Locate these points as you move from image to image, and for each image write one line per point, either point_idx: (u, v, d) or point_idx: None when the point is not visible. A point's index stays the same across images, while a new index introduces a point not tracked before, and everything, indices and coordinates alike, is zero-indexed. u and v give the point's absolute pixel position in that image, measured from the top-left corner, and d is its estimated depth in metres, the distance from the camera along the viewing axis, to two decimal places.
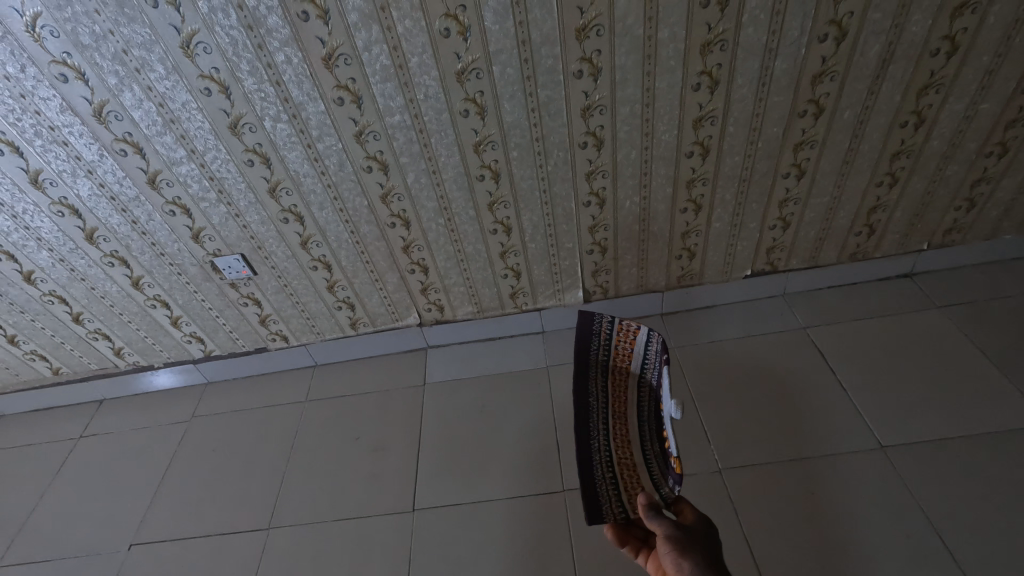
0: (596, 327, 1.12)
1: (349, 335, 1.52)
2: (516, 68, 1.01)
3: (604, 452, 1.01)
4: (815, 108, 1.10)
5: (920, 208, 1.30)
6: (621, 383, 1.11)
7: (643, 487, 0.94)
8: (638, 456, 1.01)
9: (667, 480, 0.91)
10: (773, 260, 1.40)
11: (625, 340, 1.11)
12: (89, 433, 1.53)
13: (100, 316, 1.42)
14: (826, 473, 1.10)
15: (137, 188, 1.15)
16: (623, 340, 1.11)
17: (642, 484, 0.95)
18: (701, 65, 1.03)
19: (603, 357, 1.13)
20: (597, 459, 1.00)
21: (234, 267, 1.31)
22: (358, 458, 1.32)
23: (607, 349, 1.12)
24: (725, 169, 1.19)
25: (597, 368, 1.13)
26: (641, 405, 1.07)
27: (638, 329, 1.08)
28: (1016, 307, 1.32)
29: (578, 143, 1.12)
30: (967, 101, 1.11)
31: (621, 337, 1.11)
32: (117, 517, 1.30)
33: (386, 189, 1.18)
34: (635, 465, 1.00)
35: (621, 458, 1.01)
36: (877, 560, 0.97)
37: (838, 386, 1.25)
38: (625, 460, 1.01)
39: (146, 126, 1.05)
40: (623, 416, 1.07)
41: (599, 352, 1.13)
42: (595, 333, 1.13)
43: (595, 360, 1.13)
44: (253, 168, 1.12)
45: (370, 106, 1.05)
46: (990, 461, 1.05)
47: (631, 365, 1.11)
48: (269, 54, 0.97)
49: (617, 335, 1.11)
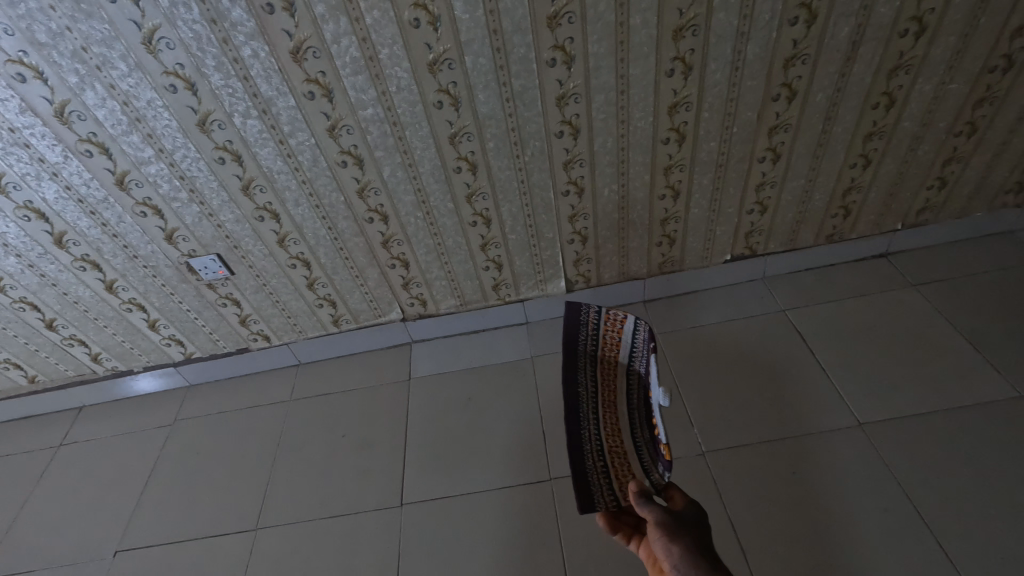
0: (583, 318, 1.10)
1: (331, 332, 1.51)
2: (488, 57, 1.00)
3: (595, 442, 0.99)
4: (788, 92, 1.10)
5: (893, 189, 1.32)
6: (610, 372, 1.10)
7: (635, 474, 0.93)
8: (629, 443, 0.99)
9: (658, 465, 0.90)
10: (752, 244, 1.41)
11: (612, 329, 1.08)
12: (69, 441, 1.50)
13: (74, 322, 1.39)
14: (809, 453, 1.12)
15: (105, 190, 1.12)
16: (611, 329, 1.08)
17: (633, 470, 0.94)
18: (674, 51, 1.02)
19: (592, 346, 1.10)
20: (588, 448, 0.98)
21: (211, 267, 1.28)
22: (345, 455, 1.32)
23: (595, 339, 1.10)
24: (701, 155, 1.19)
25: (586, 358, 1.10)
26: (631, 394, 1.05)
27: (625, 318, 1.06)
28: (987, 283, 1.35)
29: (555, 132, 1.12)
30: (936, 81, 1.12)
31: (608, 327, 1.08)
32: (102, 525, 1.28)
33: (362, 184, 1.16)
34: (626, 453, 0.98)
35: (612, 446, 0.99)
36: (857, 535, 0.99)
37: (817, 366, 1.27)
38: (616, 448, 0.99)
39: (111, 125, 1.03)
40: (613, 405, 1.05)
41: (587, 342, 1.10)
42: (583, 323, 1.10)
43: (584, 350, 1.10)
44: (224, 166, 1.10)
45: (341, 99, 1.03)
46: (964, 435, 1.08)
47: (620, 354, 1.09)
48: (234, 48, 0.95)
49: (605, 326, 1.09)
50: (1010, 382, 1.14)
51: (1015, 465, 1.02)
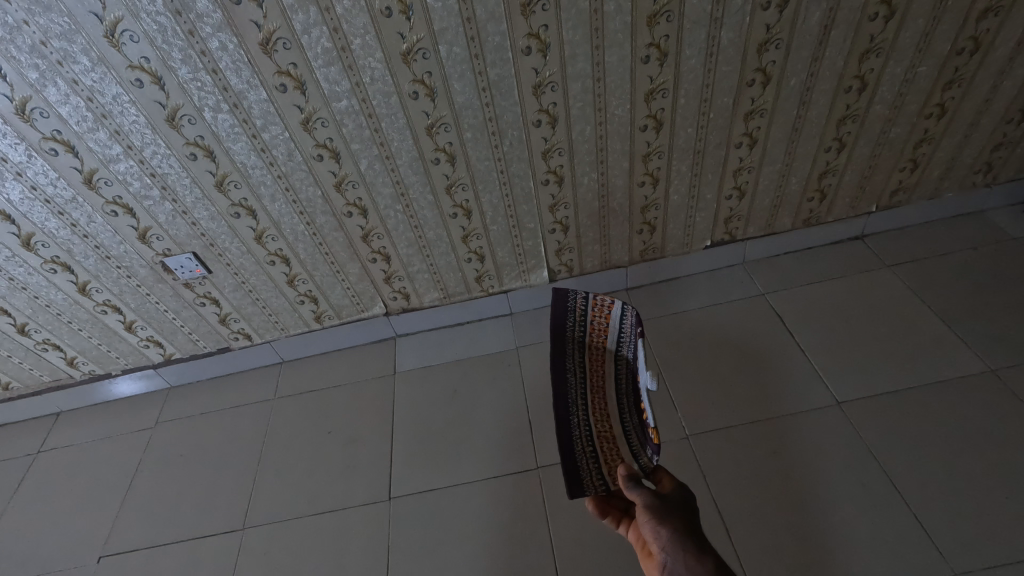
0: (571, 304, 1.10)
1: (314, 329, 1.50)
2: (463, 47, 0.99)
3: (584, 427, 0.99)
4: (762, 77, 1.11)
5: (867, 171, 1.35)
6: (599, 358, 1.10)
7: (623, 459, 0.94)
8: (618, 428, 1.00)
9: (646, 449, 0.90)
10: (731, 230, 1.43)
11: (601, 314, 1.08)
12: (48, 448, 1.47)
13: (47, 326, 1.35)
14: (788, 432, 1.14)
15: (73, 189, 1.09)
16: (599, 315, 1.08)
17: (622, 455, 0.95)
18: (649, 37, 1.02)
19: (580, 333, 1.10)
20: (577, 434, 0.98)
21: (187, 266, 1.26)
22: (331, 451, 1.31)
23: (583, 325, 1.10)
24: (679, 142, 1.20)
25: (574, 344, 1.10)
26: (619, 378, 1.05)
27: (613, 303, 1.06)
28: (958, 262, 1.38)
29: (532, 121, 1.11)
30: (906, 64, 1.14)
31: (596, 312, 1.08)
32: (85, 531, 1.27)
33: (339, 177, 1.15)
34: (615, 438, 0.98)
35: (602, 431, 0.99)
36: (837, 510, 1.02)
37: (796, 348, 1.29)
38: (605, 433, 0.99)
39: (76, 122, 1.00)
40: (601, 391, 1.05)
41: (575, 329, 1.10)
42: (571, 310, 1.10)
43: (572, 335, 1.10)
44: (196, 162, 1.08)
45: (314, 91, 1.01)
46: (937, 411, 1.11)
47: (608, 340, 1.09)
48: (201, 40, 0.93)
49: (593, 311, 1.08)
50: (981, 358, 1.17)
51: (986, 437, 1.05)
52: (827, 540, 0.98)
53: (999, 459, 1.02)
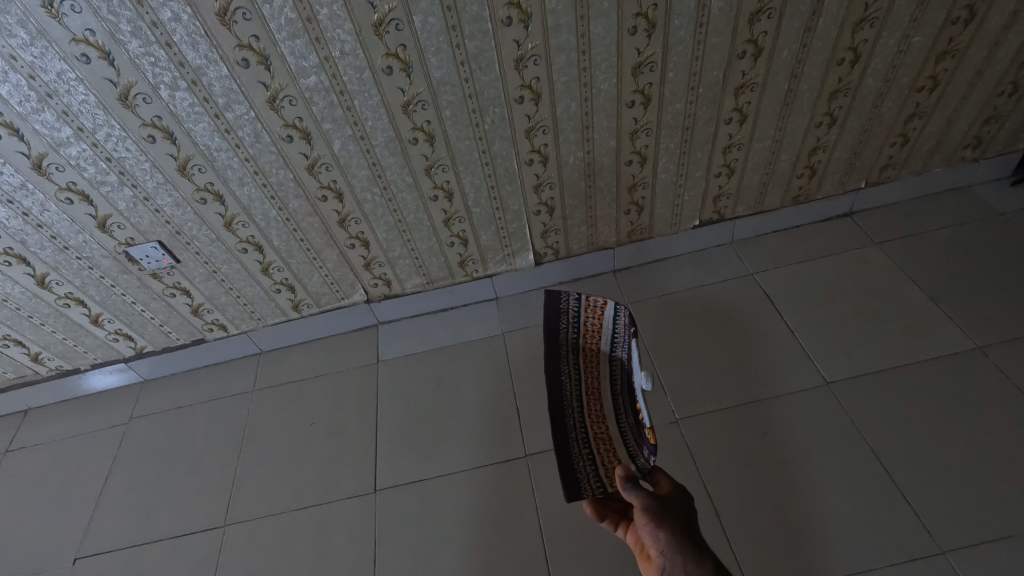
0: (564, 304, 1.06)
1: (292, 318, 1.44)
2: (439, 17, 0.92)
3: (581, 430, 0.96)
4: (754, 49, 1.07)
5: (858, 147, 1.32)
6: (593, 360, 1.06)
7: (620, 461, 0.92)
8: (614, 429, 0.98)
9: (642, 450, 0.88)
10: (720, 209, 1.40)
11: (593, 315, 1.05)
12: (16, 447, 1.41)
13: (6, 321, 1.28)
14: (777, 414, 1.13)
15: (22, 175, 1.01)
16: (592, 316, 1.05)
17: (618, 456, 0.93)
18: (637, 6, 0.97)
19: (573, 334, 1.07)
20: (574, 437, 0.94)
21: (153, 256, 1.19)
22: (314, 443, 1.28)
23: (576, 326, 1.06)
24: (667, 118, 1.15)
25: (567, 346, 1.06)
26: (614, 379, 1.03)
27: (606, 303, 1.03)
28: (945, 239, 1.37)
29: (514, 98, 1.06)
30: (900, 35, 1.10)
31: (589, 313, 1.05)
32: (59, 532, 1.22)
33: (311, 159, 1.09)
34: (611, 439, 0.96)
35: (598, 433, 0.97)
36: (826, 494, 1.01)
37: (786, 329, 1.28)
38: (601, 435, 0.97)
39: (18, 103, 0.92)
40: (596, 392, 1.03)
41: (568, 330, 1.07)
42: (563, 310, 1.06)
43: (565, 338, 1.06)
44: (155, 144, 1.01)
45: (279, 66, 0.94)
46: (924, 390, 1.11)
47: (602, 341, 1.06)
48: (152, 11, 0.85)
49: (586, 312, 1.05)
50: (967, 335, 1.17)
51: (972, 415, 1.06)
52: (817, 524, 0.98)
53: (986, 436, 1.02)
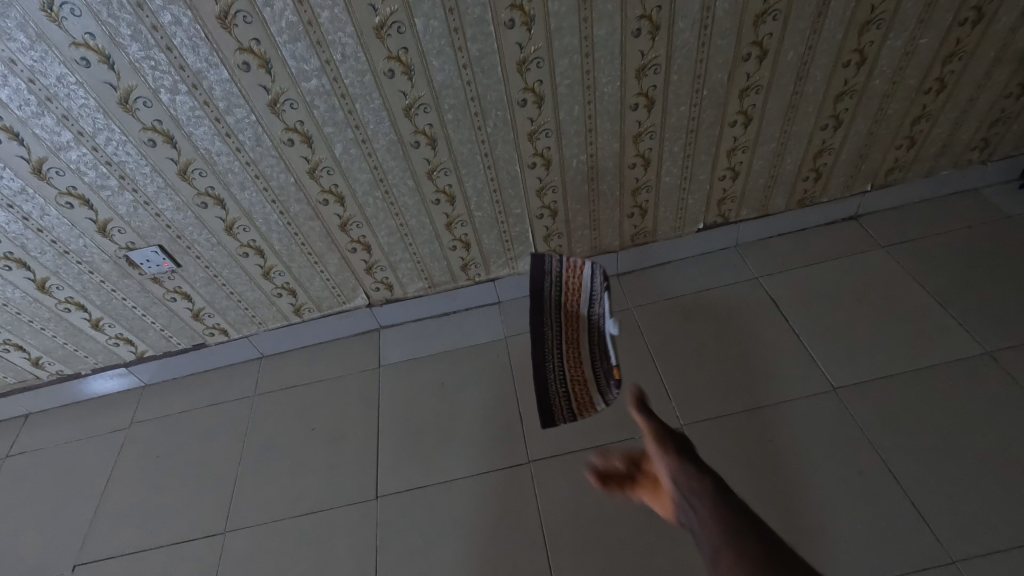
0: (547, 267, 1.26)
1: (293, 322, 1.44)
2: (441, 20, 0.92)
3: (557, 374, 1.18)
4: (759, 51, 1.06)
5: (864, 149, 1.30)
6: (574, 316, 1.24)
7: (591, 397, 1.13)
8: (589, 375, 1.16)
9: (609, 387, 1.09)
10: (724, 212, 1.38)
11: (574, 275, 1.23)
12: (16, 452, 1.40)
13: (7, 326, 1.28)
14: (783, 420, 1.12)
15: (21, 179, 1.01)
16: (572, 277, 1.23)
17: (591, 395, 1.14)
18: (641, 9, 0.96)
19: (556, 293, 1.27)
20: (551, 380, 1.17)
21: (154, 260, 1.19)
22: (315, 448, 1.27)
23: (558, 286, 1.26)
24: (671, 120, 1.14)
25: (552, 303, 1.27)
26: (591, 333, 1.20)
27: (583, 264, 1.20)
28: (952, 242, 1.35)
29: (517, 101, 1.05)
30: (907, 36, 1.09)
31: (570, 274, 1.23)
32: (58, 538, 1.21)
33: (313, 163, 1.08)
34: (586, 382, 1.16)
35: (575, 377, 1.17)
36: (833, 501, 1.00)
37: (791, 334, 1.26)
38: (577, 377, 1.17)
39: (18, 107, 0.91)
40: (575, 343, 1.21)
41: (552, 289, 1.27)
42: (546, 272, 1.27)
43: (548, 296, 1.27)
44: (156, 148, 1.00)
45: (280, 70, 0.93)
46: (932, 395, 1.09)
47: (581, 300, 1.22)
48: (152, 14, 0.84)
49: (566, 272, 1.24)
50: (976, 340, 1.16)
51: (981, 421, 1.04)
52: (824, 532, 0.96)
53: (996, 442, 1.01)
